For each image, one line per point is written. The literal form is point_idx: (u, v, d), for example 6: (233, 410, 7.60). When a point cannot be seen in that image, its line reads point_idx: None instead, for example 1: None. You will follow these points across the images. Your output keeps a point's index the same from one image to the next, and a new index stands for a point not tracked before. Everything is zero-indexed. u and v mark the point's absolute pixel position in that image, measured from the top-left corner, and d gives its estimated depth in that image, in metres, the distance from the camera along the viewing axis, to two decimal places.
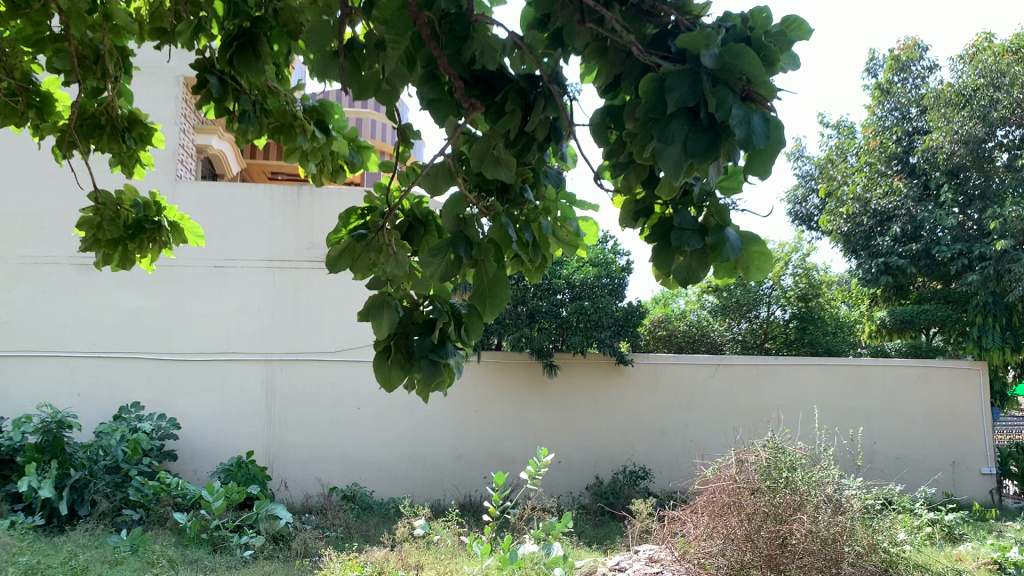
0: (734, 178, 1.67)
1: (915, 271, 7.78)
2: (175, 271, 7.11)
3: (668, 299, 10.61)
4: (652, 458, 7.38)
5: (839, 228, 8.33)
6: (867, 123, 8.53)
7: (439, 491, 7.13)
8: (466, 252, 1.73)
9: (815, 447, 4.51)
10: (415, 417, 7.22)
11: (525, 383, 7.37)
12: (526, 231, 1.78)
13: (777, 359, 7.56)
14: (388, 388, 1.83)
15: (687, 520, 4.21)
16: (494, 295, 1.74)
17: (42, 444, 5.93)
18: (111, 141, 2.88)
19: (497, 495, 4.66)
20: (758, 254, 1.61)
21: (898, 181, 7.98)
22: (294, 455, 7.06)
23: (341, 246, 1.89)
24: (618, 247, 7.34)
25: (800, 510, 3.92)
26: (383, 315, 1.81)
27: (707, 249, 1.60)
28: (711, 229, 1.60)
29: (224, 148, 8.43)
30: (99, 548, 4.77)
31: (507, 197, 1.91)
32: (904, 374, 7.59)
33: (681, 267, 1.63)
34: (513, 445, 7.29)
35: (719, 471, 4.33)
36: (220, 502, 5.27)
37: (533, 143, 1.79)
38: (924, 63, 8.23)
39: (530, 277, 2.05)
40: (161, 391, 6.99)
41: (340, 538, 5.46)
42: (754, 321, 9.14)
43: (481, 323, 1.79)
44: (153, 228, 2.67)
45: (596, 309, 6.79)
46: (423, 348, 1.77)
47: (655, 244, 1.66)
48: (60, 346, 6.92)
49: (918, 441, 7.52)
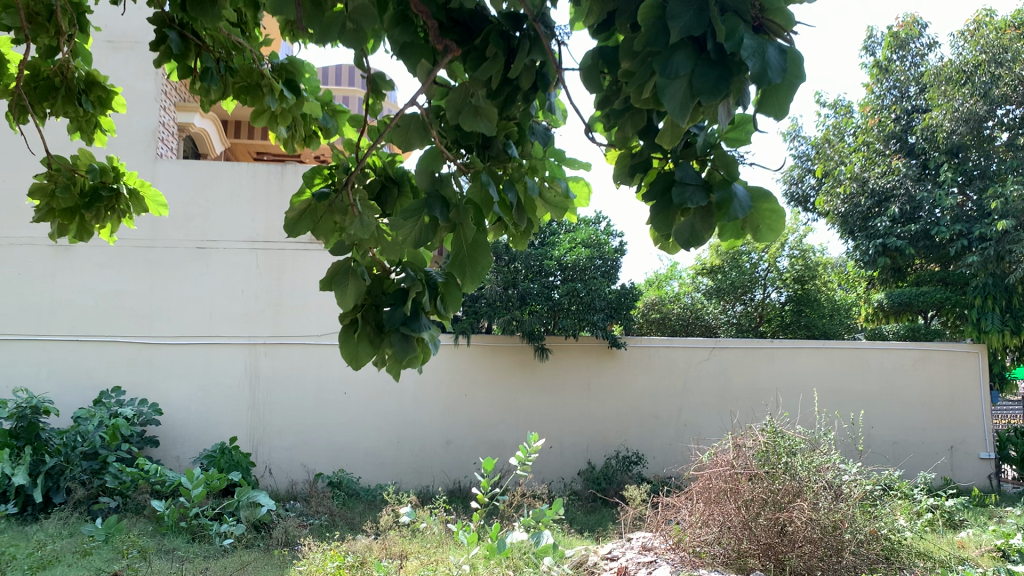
0: (742, 129, 1.52)
1: (913, 253, 7.61)
2: (155, 253, 6.90)
3: (661, 282, 10.42)
4: (645, 444, 7.23)
5: (837, 209, 8.16)
6: (865, 102, 8.34)
7: (427, 477, 6.97)
8: (443, 214, 1.55)
9: (814, 431, 4.35)
10: (402, 402, 7.07)
11: (515, 367, 7.21)
12: (509, 192, 1.63)
13: (773, 343, 7.40)
14: (355, 365, 1.64)
15: (682, 507, 4.04)
16: (474, 261, 1.59)
17: (16, 430, 5.74)
18: (67, 105, 2.68)
19: (485, 482, 4.45)
20: (771, 213, 1.46)
21: (896, 161, 7.80)
22: (279, 440, 6.88)
23: (302, 206, 1.68)
24: (611, 228, 7.17)
25: (799, 497, 3.75)
26: (348, 284, 1.64)
27: (712, 208, 1.43)
28: (717, 185, 1.44)
29: (206, 126, 8.21)
30: (74, 538, 4.60)
31: (488, 154, 1.72)
32: (902, 357, 7.44)
33: (683, 228, 1.44)
34: (503, 430, 7.13)
35: (715, 456, 4.16)
36: (200, 489, 5.12)
37: (516, 94, 1.61)
38: (924, 40, 8.03)
39: (515, 245, 1.88)
40: (141, 375, 6.80)
41: (324, 526, 5.30)
42: (749, 304, 8.98)
43: (460, 296, 1.66)
44: (110, 196, 2.45)
45: (589, 291, 6.62)
46: (394, 320, 1.58)
47: (654, 204, 1.49)
48: (37, 330, 6.72)
49: (917, 425, 7.39)
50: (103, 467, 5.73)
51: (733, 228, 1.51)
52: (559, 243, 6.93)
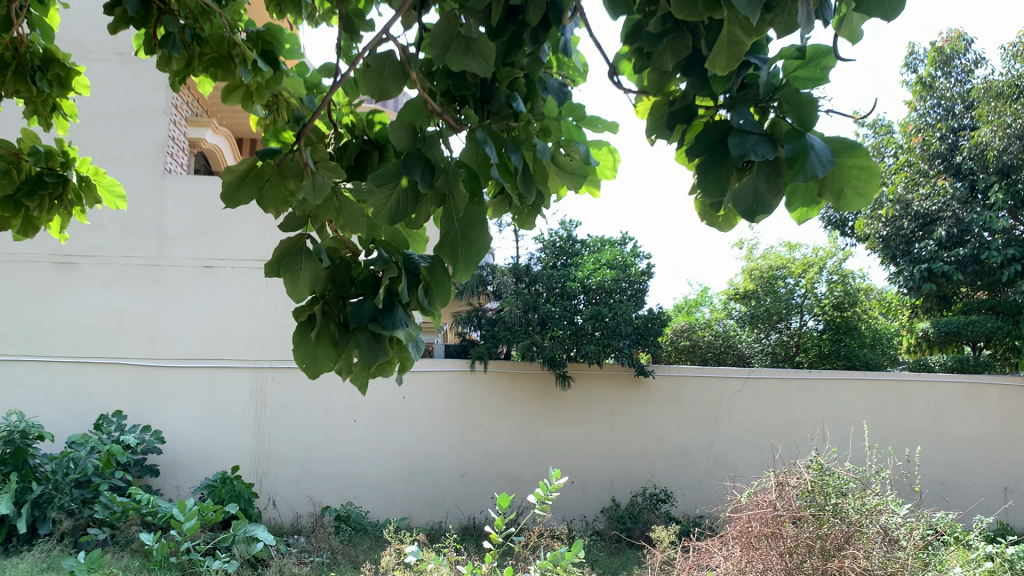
0: (817, 64, 1.12)
1: (961, 279, 7.12)
2: (161, 271, 6.60)
3: (691, 308, 9.96)
4: (673, 480, 6.79)
5: (878, 232, 7.72)
6: (907, 121, 7.89)
7: (440, 513, 6.56)
8: (423, 179, 1.19)
9: (865, 469, 3.85)
10: (416, 431, 6.69)
11: (536, 396, 6.80)
12: (512, 155, 1.26)
13: (811, 373, 6.95)
14: (314, 375, 1.28)
15: (716, 551, 3.57)
16: (469, 243, 1.23)
17: (4, 455, 5.35)
18: (18, 82, 2.33)
19: (499, 519, 3.99)
20: (861, 171, 1.08)
21: (942, 181, 7.30)
22: (285, 470, 6.52)
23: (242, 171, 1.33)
24: (638, 250, 6.76)
25: (850, 543, 3.29)
26: (301, 269, 1.27)
27: (781, 164, 1.06)
28: (786, 135, 1.07)
29: (220, 142, 7.93)
30: (52, 573, 4.25)
31: (488, 109, 1.36)
32: (950, 391, 6.94)
33: (745, 191, 1.06)
34: (521, 463, 6.73)
35: (754, 496, 3.69)
36: (192, 522, 4.74)
37: (524, 32, 1.30)
38: (970, 56, 7.61)
39: (522, 226, 1.52)
40: (144, 399, 6.46)
41: (326, 564, 4.93)
42: (785, 332, 8.52)
43: (449, 287, 1.29)
44: (56, 183, 2.10)
45: (615, 315, 6.21)
46: (362, 315, 1.22)
47: (702, 160, 1.11)
48: (35, 350, 6.39)
49: (966, 464, 6.89)
50: (95, 496, 5.37)
51: (806, 191, 1.14)
52: (583, 264, 6.54)
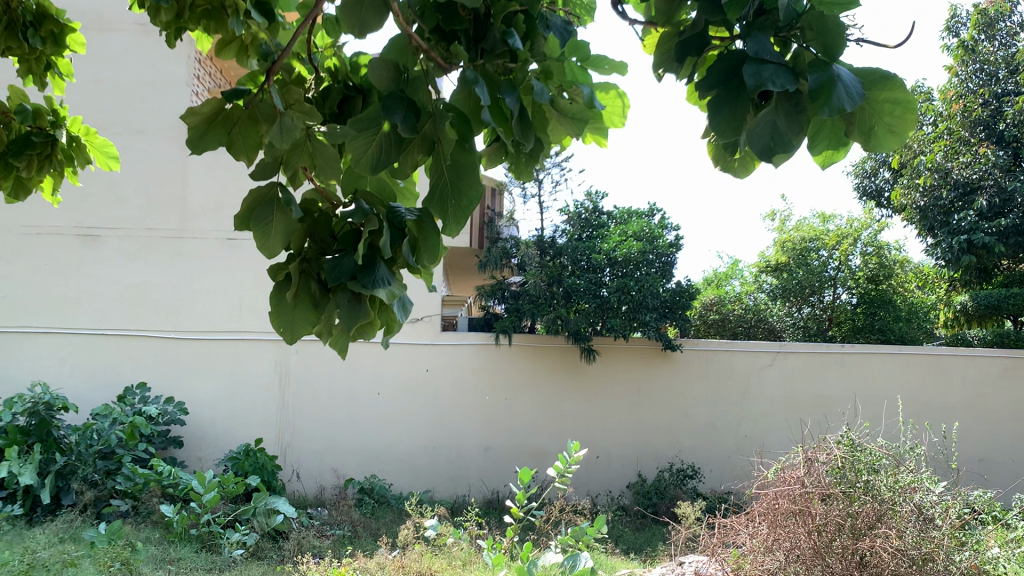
0: None
1: (1003, 250, 6.87)
2: (184, 243, 6.54)
3: (721, 281, 9.78)
4: (700, 456, 6.68)
5: (914, 202, 7.46)
6: (947, 87, 7.58)
7: (463, 486, 6.52)
8: (405, 122, 1.08)
9: (899, 444, 3.69)
10: (438, 405, 6.62)
11: (561, 370, 6.69)
12: (505, 97, 1.14)
13: (844, 347, 6.76)
14: (291, 339, 1.21)
15: (742, 529, 3.44)
16: (459, 192, 1.13)
17: (29, 427, 5.35)
18: (8, 39, 2.23)
19: (519, 494, 3.87)
20: (895, 106, 0.96)
21: (984, 149, 7.03)
22: (308, 443, 6.50)
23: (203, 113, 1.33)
24: (666, 221, 6.58)
25: (883, 520, 3.13)
26: (273, 223, 1.18)
27: (804, 97, 0.94)
28: (808, 65, 0.95)
29: None
30: (72, 544, 4.24)
31: (482, 47, 1.23)
32: (989, 366, 6.73)
33: (761, 128, 0.93)
34: (546, 437, 6.65)
35: (782, 471, 3.54)
36: (212, 494, 4.70)
37: None
38: (1015, 18, 7.29)
39: (521, 177, 1.40)
40: (169, 372, 6.46)
41: (347, 537, 4.90)
42: (817, 305, 8.33)
43: (437, 243, 1.19)
44: (44, 143, 2.01)
45: (641, 288, 6.02)
46: (340, 273, 1.13)
47: (713, 95, 0.98)
48: (61, 323, 6.39)
49: (1003, 440, 6.71)
50: (118, 467, 5.35)
51: (831, 129, 1.03)
52: (608, 236, 6.37)
